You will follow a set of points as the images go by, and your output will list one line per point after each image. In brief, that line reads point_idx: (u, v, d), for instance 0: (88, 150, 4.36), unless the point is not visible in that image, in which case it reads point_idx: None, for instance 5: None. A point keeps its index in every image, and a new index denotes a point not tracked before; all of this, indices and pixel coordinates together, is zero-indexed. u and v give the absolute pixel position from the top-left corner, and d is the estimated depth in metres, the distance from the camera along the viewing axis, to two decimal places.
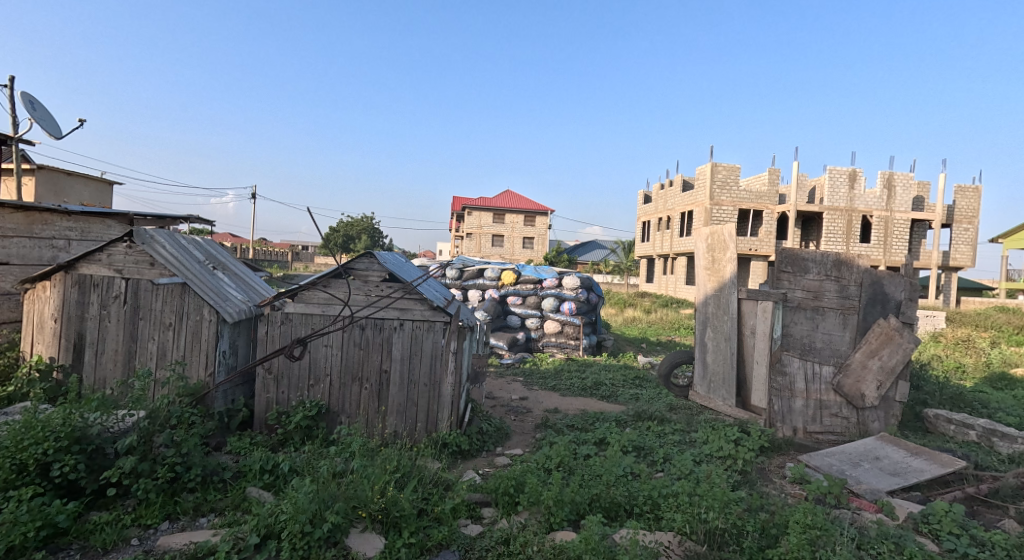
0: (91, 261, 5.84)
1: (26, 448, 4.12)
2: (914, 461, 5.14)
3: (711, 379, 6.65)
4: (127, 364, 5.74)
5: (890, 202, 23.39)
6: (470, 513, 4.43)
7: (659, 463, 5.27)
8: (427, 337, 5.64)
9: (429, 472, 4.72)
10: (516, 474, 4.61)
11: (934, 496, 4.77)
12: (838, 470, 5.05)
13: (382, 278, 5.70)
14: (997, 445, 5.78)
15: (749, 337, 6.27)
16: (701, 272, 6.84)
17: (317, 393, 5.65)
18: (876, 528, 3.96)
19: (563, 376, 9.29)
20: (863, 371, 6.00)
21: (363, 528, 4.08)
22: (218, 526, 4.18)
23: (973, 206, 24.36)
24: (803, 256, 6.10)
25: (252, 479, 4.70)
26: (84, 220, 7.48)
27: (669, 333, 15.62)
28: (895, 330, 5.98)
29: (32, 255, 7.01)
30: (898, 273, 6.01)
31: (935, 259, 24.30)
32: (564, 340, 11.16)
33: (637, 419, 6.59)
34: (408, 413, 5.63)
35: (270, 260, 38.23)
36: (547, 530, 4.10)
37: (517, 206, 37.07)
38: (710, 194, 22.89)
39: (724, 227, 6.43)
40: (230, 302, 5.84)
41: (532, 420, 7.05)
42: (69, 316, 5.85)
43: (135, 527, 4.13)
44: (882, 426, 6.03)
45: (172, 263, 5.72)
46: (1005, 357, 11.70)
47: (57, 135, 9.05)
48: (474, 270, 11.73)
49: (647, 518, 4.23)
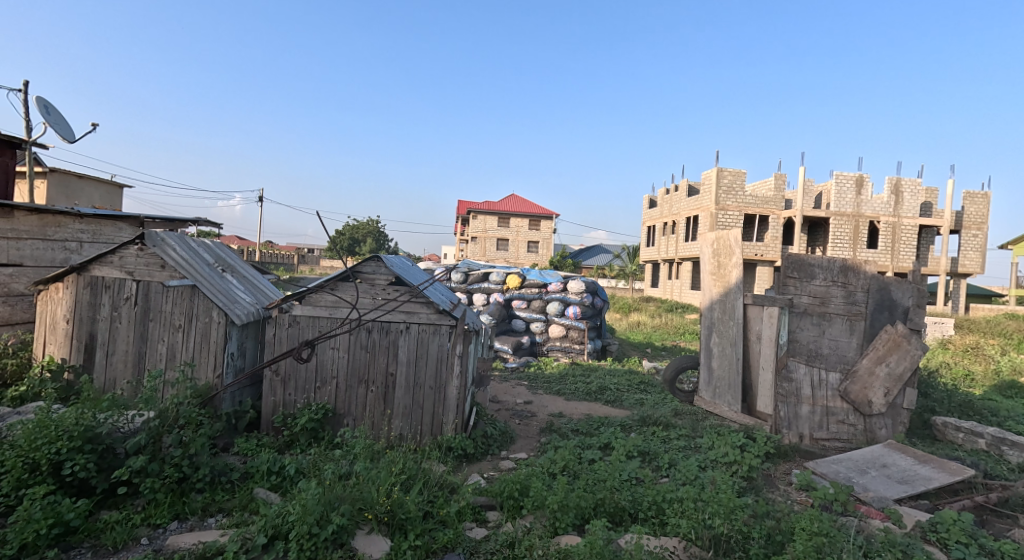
0: (103, 262, 5.87)
1: (39, 448, 4.14)
2: (922, 469, 5.12)
3: (717, 385, 6.63)
4: (137, 366, 5.76)
5: (897, 208, 23.31)
6: (476, 517, 4.43)
7: (664, 468, 5.26)
8: (433, 340, 5.64)
9: (435, 475, 4.72)
10: (522, 477, 4.60)
11: (942, 504, 4.74)
12: (845, 477, 5.03)
13: (388, 282, 5.72)
14: (1006, 453, 5.74)
15: (755, 343, 6.26)
16: (708, 278, 6.83)
17: (323, 396, 5.66)
18: (882, 536, 3.94)
19: (568, 380, 9.29)
20: (870, 378, 5.97)
21: (369, 530, 4.09)
22: (226, 526, 4.18)
23: (982, 213, 24.25)
24: (809, 262, 6.10)
25: (259, 480, 4.71)
26: (96, 223, 7.52)
27: (674, 337, 15.58)
28: (902, 337, 5.95)
29: (44, 256, 7.06)
30: (905, 280, 6.00)
31: (943, 266, 24.19)
32: (569, 345, 11.16)
33: (642, 424, 6.58)
34: (414, 416, 5.63)
35: (276, 262, 38.36)
36: (553, 534, 4.09)
37: (523, 210, 37.11)
38: (716, 199, 22.86)
39: (731, 233, 6.42)
40: (238, 304, 5.86)
41: (537, 424, 7.04)
42: (81, 318, 5.87)
43: (145, 527, 4.14)
44: (889, 433, 6.00)
45: (182, 265, 5.74)
46: (1015, 365, 11.62)
47: (69, 138, 9.12)
48: (480, 273, 11.74)
49: (652, 523, 4.22)
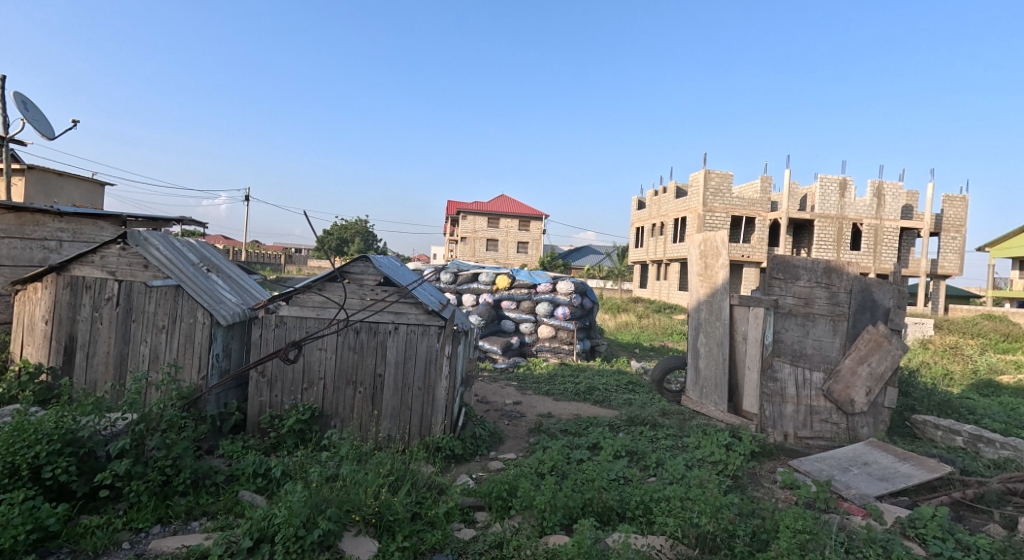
0: (84, 262, 5.85)
1: (16, 452, 4.12)
2: (903, 466, 5.21)
3: (705, 385, 6.66)
4: (119, 367, 5.74)
5: (880, 210, 23.62)
6: (464, 517, 4.47)
7: (652, 468, 5.33)
8: (421, 341, 5.68)
9: (422, 476, 4.74)
10: (510, 477, 4.64)
11: (921, 500, 4.84)
12: (827, 475, 5.12)
13: (376, 282, 5.77)
14: (983, 451, 5.86)
15: (741, 343, 6.33)
16: (695, 278, 6.87)
17: (311, 397, 5.67)
18: (863, 533, 4.02)
19: (557, 380, 9.33)
20: (853, 377, 6.08)
21: (356, 532, 4.13)
22: (210, 529, 4.20)
23: (962, 215, 24.63)
24: (794, 263, 6.16)
25: (244, 483, 4.72)
26: (76, 221, 7.34)
27: (662, 338, 15.71)
28: (883, 337, 6.08)
29: (22, 256, 6.98)
30: (886, 280, 6.11)
31: (924, 267, 24.56)
32: (559, 345, 11.22)
33: (629, 424, 6.65)
34: (402, 417, 5.66)
35: (263, 263, 38.14)
36: (540, 534, 4.14)
37: (512, 211, 37.16)
38: (704, 201, 23.01)
39: (718, 234, 6.42)
40: (224, 304, 5.85)
41: (526, 425, 7.08)
42: (61, 318, 5.85)
43: (126, 531, 4.16)
44: (870, 431, 6.13)
45: (166, 265, 5.73)
46: (992, 365, 11.85)
47: (48, 135, 9.03)
48: (469, 274, 11.72)
49: (640, 522, 4.27)
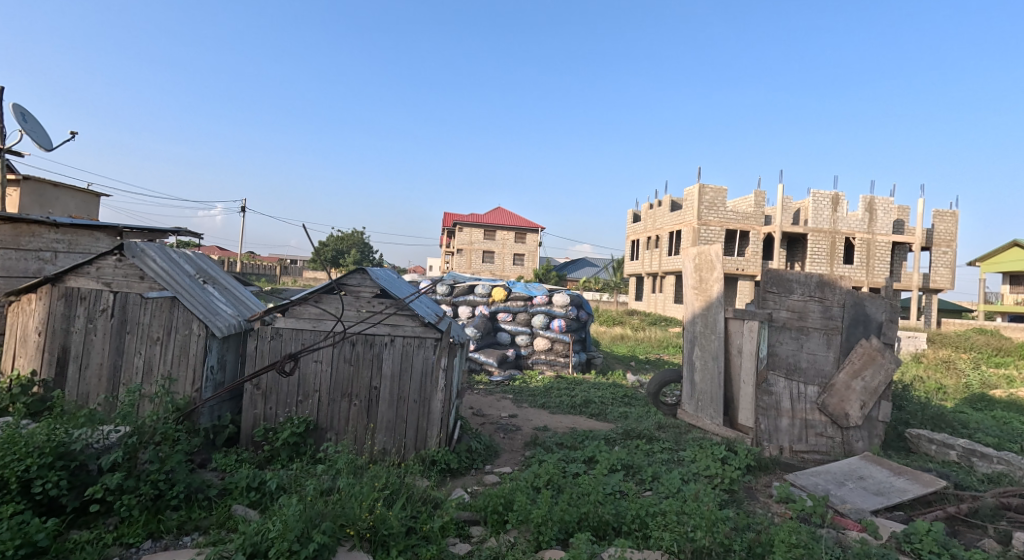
0: (80, 273, 5.85)
1: (7, 465, 4.10)
2: (898, 481, 5.22)
3: (700, 397, 6.61)
4: (113, 379, 5.72)
5: (872, 225, 23.80)
6: (459, 532, 4.45)
7: (647, 481, 5.31)
8: (418, 353, 5.67)
9: (418, 490, 4.72)
10: (505, 492, 4.64)
11: (916, 515, 4.85)
12: (823, 489, 5.12)
13: (373, 294, 5.78)
14: (977, 465, 5.90)
15: (735, 356, 6.33)
16: (689, 291, 6.83)
17: (305, 409, 5.66)
18: (857, 548, 4.02)
19: (552, 393, 9.32)
20: (847, 391, 6.10)
21: (351, 546, 4.09)
22: (202, 544, 4.17)
23: (952, 230, 24.85)
24: (787, 277, 6.23)
25: (238, 497, 4.69)
26: (73, 232, 7.34)
27: (658, 351, 15.77)
28: (877, 351, 6.10)
29: (16, 267, 6.94)
30: (879, 294, 6.14)
31: (917, 281, 24.68)
32: (554, 358, 11.22)
33: (625, 437, 6.66)
34: (398, 430, 5.64)
35: (258, 274, 37.99)
36: (536, 549, 4.13)
37: (508, 224, 37.25)
38: (699, 215, 23.12)
39: (713, 248, 6.47)
40: (219, 316, 5.85)
41: (521, 437, 7.09)
42: (54, 330, 5.83)
43: (117, 546, 4.12)
44: (866, 445, 6.13)
45: (162, 277, 5.76)
46: (984, 379, 11.92)
47: (47, 146, 9.04)
48: (464, 286, 11.75)
49: (636, 537, 4.26)
